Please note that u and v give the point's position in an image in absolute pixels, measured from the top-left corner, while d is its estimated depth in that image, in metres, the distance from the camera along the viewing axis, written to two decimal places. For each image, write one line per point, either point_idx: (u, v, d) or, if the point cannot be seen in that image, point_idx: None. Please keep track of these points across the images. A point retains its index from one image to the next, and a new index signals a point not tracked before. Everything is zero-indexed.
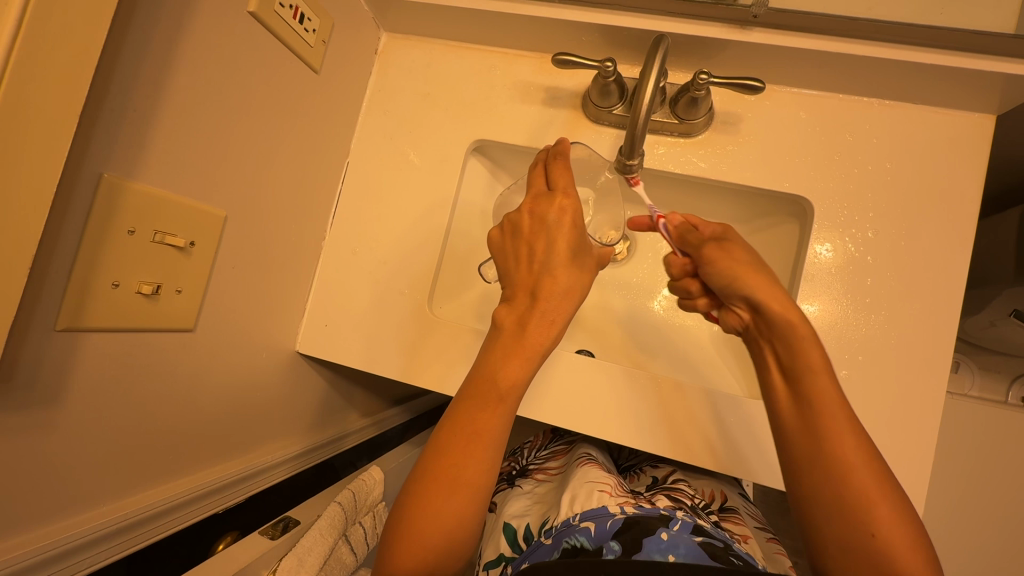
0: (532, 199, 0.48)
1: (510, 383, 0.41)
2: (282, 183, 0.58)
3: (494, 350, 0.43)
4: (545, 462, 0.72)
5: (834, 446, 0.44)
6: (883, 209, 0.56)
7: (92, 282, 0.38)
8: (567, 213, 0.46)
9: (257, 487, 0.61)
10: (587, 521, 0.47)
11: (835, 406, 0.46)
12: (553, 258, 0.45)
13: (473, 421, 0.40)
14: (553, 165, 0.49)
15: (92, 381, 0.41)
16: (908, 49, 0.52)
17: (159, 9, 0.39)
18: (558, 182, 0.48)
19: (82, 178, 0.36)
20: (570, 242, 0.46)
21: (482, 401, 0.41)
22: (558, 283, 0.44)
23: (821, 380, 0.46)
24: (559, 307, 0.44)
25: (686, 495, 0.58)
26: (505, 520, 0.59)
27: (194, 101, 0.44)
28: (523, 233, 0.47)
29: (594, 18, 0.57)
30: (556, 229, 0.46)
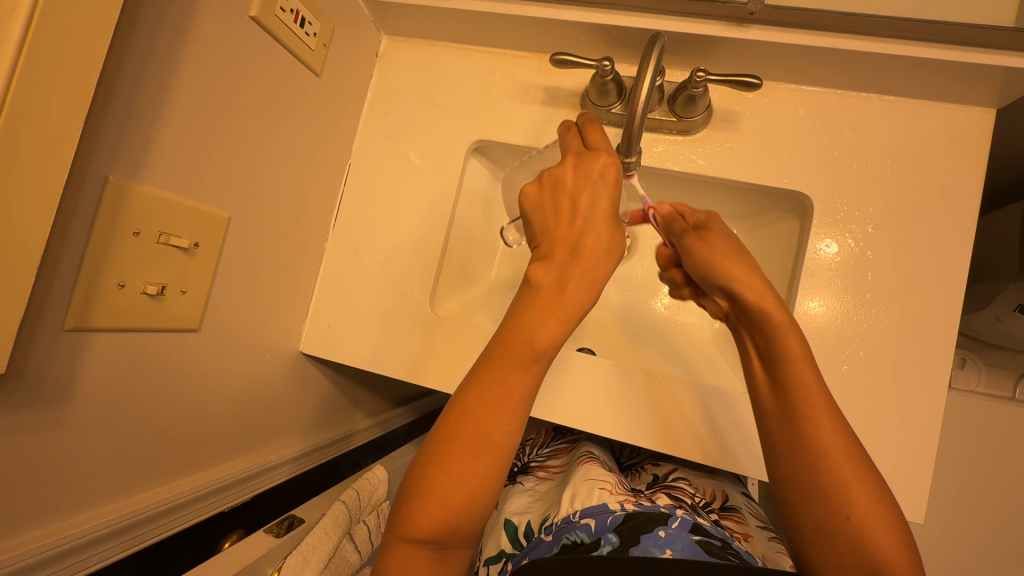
0: (573, 155, 0.47)
1: (546, 344, 0.41)
2: (284, 183, 0.58)
3: (530, 311, 0.42)
4: (547, 460, 0.73)
5: (810, 427, 0.44)
6: (883, 204, 0.56)
7: (98, 282, 0.38)
8: (609, 170, 0.45)
9: (262, 486, 0.62)
10: (588, 518, 0.47)
11: (814, 389, 0.45)
12: (597, 213, 0.44)
13: (506, 382, 0.40)
14: (591, 127, 0.49)
15: (98, 380, 0.41)
16: (906, 44, 0.52)
17: (162, 14, 0.40)
18: (594, 142, 0.48)
19: (88, 180, 0.36)
20: (614, 195, 0.46)
21: (517, 361, 0.41)
22: (600, 239, 0.44)
23: (797, 363, 0.46)
24: (600, 266, 0.44)
25: (686, 493, 0.59)
26: (506, 517, 0.59)
27: (197, 105, 0.45)
28: (561, 188, 0.46)
29: (592, 17, 0.58)
30: (600, 186, 0.45)
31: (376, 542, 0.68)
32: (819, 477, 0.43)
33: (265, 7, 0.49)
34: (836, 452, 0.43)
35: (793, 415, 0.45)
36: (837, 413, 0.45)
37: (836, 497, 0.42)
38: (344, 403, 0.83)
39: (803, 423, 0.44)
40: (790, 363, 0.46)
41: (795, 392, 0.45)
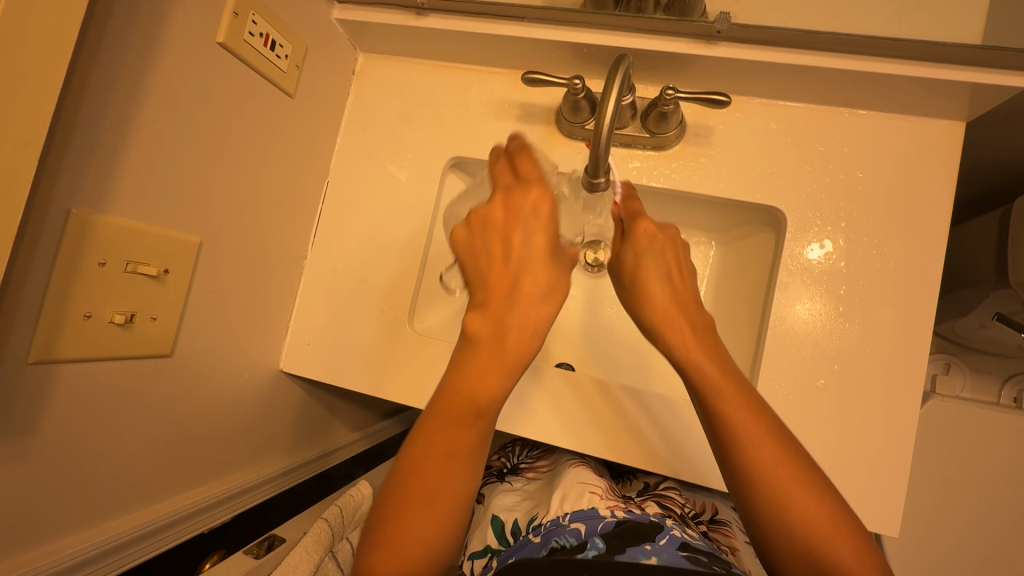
0: (503, 193, 0.48)
1: (489, 397, 0.41)
2: (259, 202, 0.58)
3: (474, 361, 0.42)
4: (535, 461, 0.73)
5: (714, 410, 0.45)
6: (856, 218, 0.56)
7: (63, 313, 0.38)
8: (541, 211, 0.47)
9: (242, 505, 0.62)
10: (578, 522, 0.49)
11: (715, 375, 0.46)
12: (533, 255, 0.46)
13: (453, 432, 0.41)
14: (528, 163, 0.49)
15: (67, 411, 0.41)
16: (873, 60, 0.52)
17: (126, 47, 0.40)
18: (526, 175, 0.48)
19: (51, 214, 0.36)
20: (551, 232, 0.47)
21: (460, 414, 0.41)
22: (539, 281, 0.45)
23: (688, 347, 0.49)
24: (537, 310, 0.45)
25: (676, 503, 0.59)
26: (493, 512, 0.61)
27: (163, 133, 0.45)
28: (502, 231, 0.47)
29: (562, 36, 0.58)
30: (534, 224, 0.46)
31: None
32: (758, 495, 0.43)
33: (233, 32, 0.49)
34: (753, 432, 0.44)
35: (701, 404, 0.47)
36: (751, 394, 0.46)
37: (758, 481, 0.43)
38: (327, 417, 0.83)
39: (711, 415, 0.46)
40: (683, 351, 0.49)
41: (697, 382, 0.47)
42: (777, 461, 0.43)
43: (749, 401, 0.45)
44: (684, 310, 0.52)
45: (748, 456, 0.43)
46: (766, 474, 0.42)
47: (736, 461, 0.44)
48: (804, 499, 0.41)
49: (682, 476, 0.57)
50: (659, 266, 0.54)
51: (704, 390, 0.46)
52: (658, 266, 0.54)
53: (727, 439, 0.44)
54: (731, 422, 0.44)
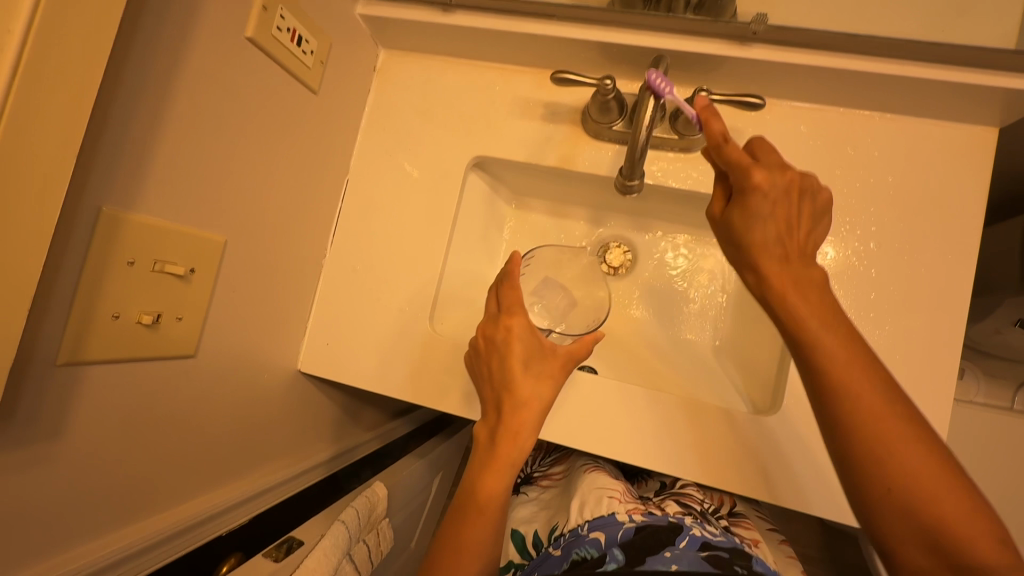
0: (484, 323, 0.56)
1: (488, 494, 0.49)
2: (282, 201, 0.57)
3: (474, 467, 0.51)
4: (549, 467, 0.73)
5: (817, 363, 0.40)
6: (886, 223, 0.56)
7: (92, 314, 0.37)
8: (515, 333, 0.53)
9: (261, 506, 0.61)
10: (597, 531, 0.49)
11: (848, 362, 0.39)
12: (510, 374, 0.52)
13: (462, 528, 0.48)
14: (509, 291, 0.56)
15: (94, 413, 0.40)
16: (909, 64, 0.51)
17: (157, 42, 0.39)
18: (505, 303, 0.56)
19: (82, 212, 0.35)
20: (529, 349, 0.53)
21: (466, 512, 0.49)
22: (518, 395, 0.51)
23: (786, 296, 0.42)
24: (521, 420, 0.51)
25: (696, 500, 0.59)
26: (513, 527, 0.63)
27: (191, 130, 0.44)
28: (486, 355, 0.54)
29: (593, 35, 0.57)
30: (506, 346, 0.53)
31: (375, 560, 0.70)
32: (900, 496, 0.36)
33: (261, 27, 0.48)
34: (862, 391, 0.38)
35: (798, 354, 0.41)
36: (857, 340, 0.40)
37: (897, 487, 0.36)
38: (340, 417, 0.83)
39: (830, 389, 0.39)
40: (778, 301, 0.42)
41: (796, 324, 0.41)
42: (892, 427, 0.37)
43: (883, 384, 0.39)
44: (798, 265, 0.43)
45: (854, 412, 0.38)
46: (885, 434, 0.37)
47: (845, 427, 0.39)
48: (911, 453, 0.37)
49: (706, 481, 0.57)
50: (771, 220, 0.43)
51: (835, 378, 0.39)
52: (771, 228, 0.43)
53: (831, 405, 0.39)
54: (836, 385, 0.39)
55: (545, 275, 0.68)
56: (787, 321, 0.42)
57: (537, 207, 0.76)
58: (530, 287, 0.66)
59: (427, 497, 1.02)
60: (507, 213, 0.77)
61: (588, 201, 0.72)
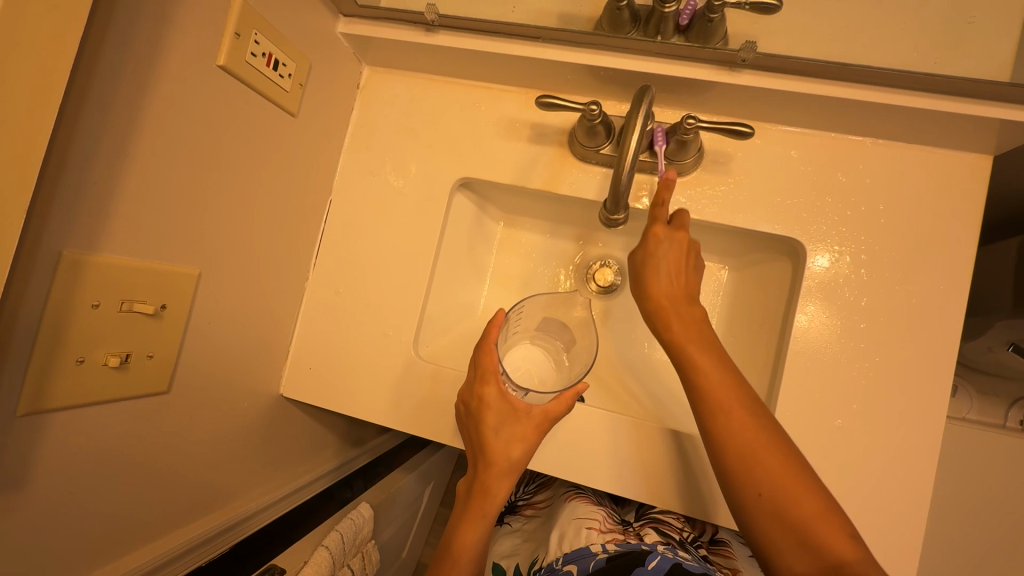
0: (466, 383, 0.57)
1: (465, 546, 0.52)
2: (260, 228, 0.56)
3: (456, 518, 0.54)
4: (533, 495, 0.77)
5: (714, 401, 0.46)
6: (877, 251, 0.55)
7: (55, 361, 0.36)
8: (486, 402, 0.53)
9: (247, 530, 0.60)
10: (571, 564, 0.49)
11: (732, 398, 0.46)
12: (482, 439, 0.53)
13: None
14: (483, 355, 0.55)
15: (58, 459, 0.39)
16: (900, 92, 0.50)
17: (120, 77, 0.37)
18: (481, 365, 0.55)
19: (40, 259, 0.34)
20: (499, 414, 0.53)
21: (443, 563, 0.52)
22: (489, 458, 0.52)
23: (680, 329, 0.49)
24: (493, 480, 0.52)
25: (675, 529, 0.60)
26: (495, 560, 0.65)
27: (160, 164, 0.42)
28: (464, 419, 0.56)
29: (580, 58, 0.56)
30: (480, 412, 0.53)
31: None
32: (793, 513, 0.41)
33: (234, 54, 0.46)
34: (759, 448, 0.43)
35: (710, 424, 0.46)
36: (743, 389, 0.46)
37: (775, 505, 0.42)
38: (326, 437, 0.82)
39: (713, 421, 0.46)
40: (671, 325, 0.50)
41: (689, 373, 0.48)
42: (780, 465, 0.43)
43: (773, 434, 0.44)
44: (684, 303, 0.51)
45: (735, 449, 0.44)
46: (759, 462, 0.43)
47: (734, 452, 0.44)
48: (799, 492, 0.42)
49: (692, 512, 0.57)
50: (667, 270, 0.51)
51: (714, 409, 0.46)
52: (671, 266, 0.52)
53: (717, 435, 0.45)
54: (729, 428, 0.45)
55: (544, 316, 0.64)
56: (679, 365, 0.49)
57: (525, 226, 0.75)
58: (528, 328, 0.63)
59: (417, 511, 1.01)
60: (495, 231, 0.76)
61: (577, 222, 0.71)
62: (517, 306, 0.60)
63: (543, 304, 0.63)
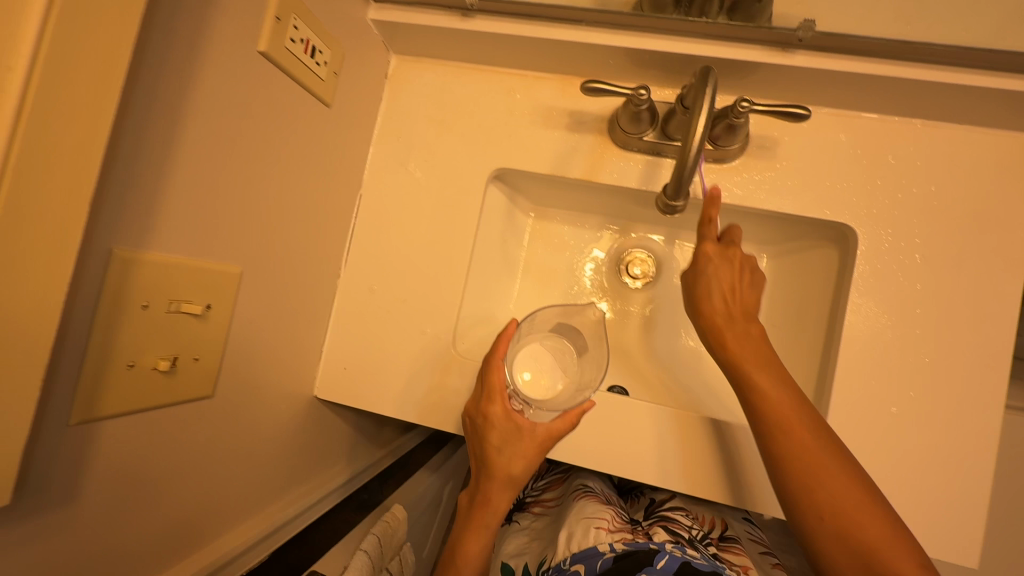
0: (474, 397, 0.57)
1: (469, 556, 0.53)
2: (296, 224, 0.54)
3: (459, 524, 0.56)
4: (542, 493, 0.76)
5: (768, 415, 0.45)
6: (929, 234, 0.54)
7: (106, 366, 0.34)
8: (491, 421, 0.53)
9: (286, 535, 0.58)
10: (578, 564, 0.48)
11: (788, 409, 0.45)
12: (487, 454, 0.54)
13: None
14: (490, 372, 0.55)
15: (108, 470, 0.37)
16: (958, 71, 0.49)
17: (167, 63, 0.35)
18: (490, 383, 0.55)
19: (92, 257, 0.32)
20: (503, 433, 0.54)
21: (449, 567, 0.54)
22: (493, 472, 0.54)
23: (733, 343, 0.49)
24: (495, 493, 0.54)
25: (683, 527, 0.58)
26: (501, 560, 0.62)
27: (205, 156, 0.40)
28: (470, 431, 0.57)
29: (624, 41, 0.54)
30: (488, 428, 0.54)
31: None
32: (853, 535, 0.40)
33: (275, 40, 0.44)
34: (826, 469, 0.42)
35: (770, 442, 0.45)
36: (804, 406, 0.45)
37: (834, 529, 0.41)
38: (354, 440, 0.80)
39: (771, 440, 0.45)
40: (722, 341, 0.49)
41: (742, 384, 0.47)
42: (838, 484, 0.42)
43: (833, 449, 0.44)
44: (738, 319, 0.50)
45: (789, 455, 0.44)
46: (820, 482, 0.42)
47: (790, 471, 0.43)
48: (861, 515, 0.40)
49: (746, 505, 0.56)
50: (720, 287, 0.51)
51: (770, 420, 0.45)
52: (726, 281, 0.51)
53: (774, 445, 0.45)
54: (784, 441, 0.44)
55: (557, 321, 0.61)
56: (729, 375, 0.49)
57: (558, 217, 0.73)
58: (542, 329, 0.60)
59: (441, 509, 1.00)
60: (525, 224, 0.75)
61: (611, 212, 0.70)
62: (532, 315, 0.59)
63: (559, 311, 0.61)
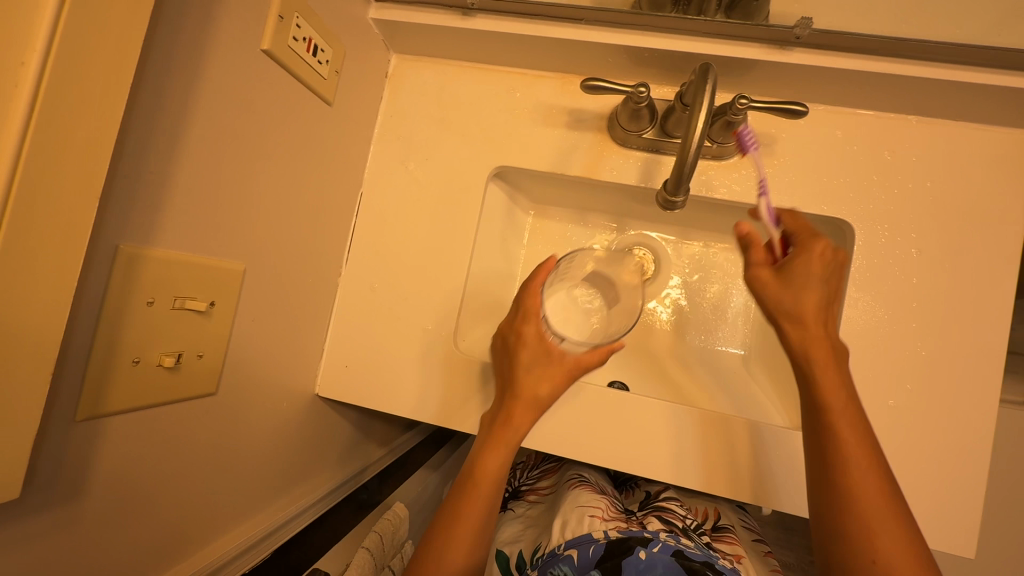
0: (507, 322, 0.57)
1: (487, 473, 0.50)
2: (298, 222, 0.54)
3: (477, 446, 0.53)
4: (537, 481, 0.76)
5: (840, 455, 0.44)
6: (926, 229, 0.54)
7: (112, 362, 0.34)
8: (523, 338, 0.54)
9: (287, 534, 0.58)
10: (572, 549, 0.48)
11: (861, 458, 0.44)
12: (516, 372, 0.53)
13: (455, 506, 0.50)
14: (528, 295, 0.55)
15: (113, 467, 0.37)
16: (953, 68, 0.50)
17: (172, 61, 0.35)
18: (525, 306, 0.55)
19: (99, 254, 0.32)
20: (535, 353, 0.53)
21: (462, 492, 0.50)
22: (519, 391, 0.52)
23: (825, 366, 0.45)
24: (521, 415, 0.52)
25: (677, 516, 0.58)
26: (496, 548, 0.62)
27: (210, 154, 0.40)
28: (499, 353, 0.57)
29: (623, 39, 0.54)
30: (519, 345, 0.54)
31: None
32: None
33: (278, 38, 0.44)
34: (884, 523, 0.42)
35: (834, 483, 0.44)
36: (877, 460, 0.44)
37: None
38: (356, 438, 0.80)
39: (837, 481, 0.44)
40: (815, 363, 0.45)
41: (824, 414, 0.45)
42: (893, 539, 0.41)
43: (895, 508, 0.43)
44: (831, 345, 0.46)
45: (854, 495, 0.43)
46: (875, 533, 0.41)
47: (846, 513, 0.43)
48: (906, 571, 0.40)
49: (746, 498, 0.56)
50: (819, 296, 0.45)
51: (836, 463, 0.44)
52: (820, 291, 0.45)
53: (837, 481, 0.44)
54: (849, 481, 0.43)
55: (593, 269, 0.62)
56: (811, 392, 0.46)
57: (558, 215, 0.74)
58: (579, 275, 0.61)
59: None
60: (525, 222, 0.75)
61: (611, 209, 0.70)
62: (570, 253, 0.59)
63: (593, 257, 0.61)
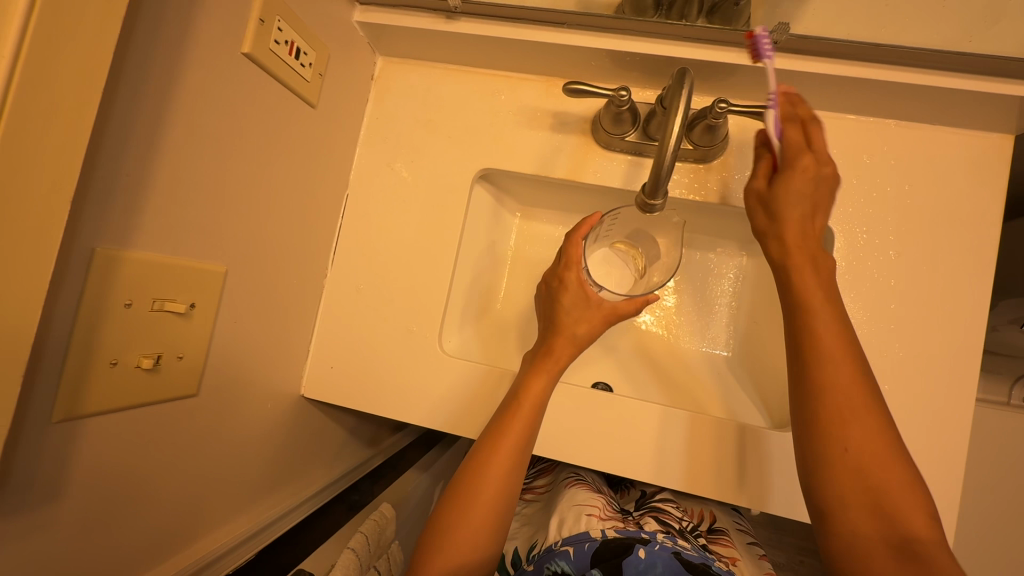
0: (551, 268, 0.60)
1: (530, 402, 0.52)
2: (281, 224, 0.54)
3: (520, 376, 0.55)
4: (536, 479, 0.76)
5: (833, 390, 0.43)
6: (904, 232, 0.55)
7: (89, 363, 0.34)
8: (567, 283, 0.56)
9: (272, 536, 0.58)
10: (568, 546, 0.47)
11: (856, 397, 0.43)
12: (559, 311, 0.56)
13: (491, 433, 0.51)
14: (570, 243, 0.58)
15: (92, 468, 0.37)
16: (930, 73, 0.50)
17: (150, 64, 0.35)
18: (568, 251, 0.57)
19: (75, 256, 0.32)
20: (576, 297, 0.56)
21: (500, 420, 0.52)
22: (560, 328, 0.55)
23: (804, 276, 0.46)
24: (561, 351, 0.55)
25: (674, 518, 0.59)
26: None
27: (189, 156, 0.40)
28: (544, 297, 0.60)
29: (604, 44, 0.55)
30: (564, 287, 0.57)
31: None
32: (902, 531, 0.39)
33: (259, 41, 0.45)
34: (887, 464, 0.41)
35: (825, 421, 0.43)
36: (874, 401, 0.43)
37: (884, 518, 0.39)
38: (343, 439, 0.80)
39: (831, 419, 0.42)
40: (796, 273, 0.46)
41: (815, 348, 0.44)
42: (897, 479, 0.40)
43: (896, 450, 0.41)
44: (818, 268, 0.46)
45: (844, 429, 0.42)
46: (879, 472, 0.40)
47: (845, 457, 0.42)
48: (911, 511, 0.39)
49: (728, 498, 0.57)
50: (802, 209, 0.47)
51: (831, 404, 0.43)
52: (804, 210, 0.47)
53: (836, 418, 0.42)
54: (844, 419, 0.42)
55: (636, 227, 0.62)
56: (801, 316, 0.46)
57: (544, 217, 0.74)
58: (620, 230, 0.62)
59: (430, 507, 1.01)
60: (512, 224, 0.75)
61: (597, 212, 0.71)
62: (617, 208, 0.59)
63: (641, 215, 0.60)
